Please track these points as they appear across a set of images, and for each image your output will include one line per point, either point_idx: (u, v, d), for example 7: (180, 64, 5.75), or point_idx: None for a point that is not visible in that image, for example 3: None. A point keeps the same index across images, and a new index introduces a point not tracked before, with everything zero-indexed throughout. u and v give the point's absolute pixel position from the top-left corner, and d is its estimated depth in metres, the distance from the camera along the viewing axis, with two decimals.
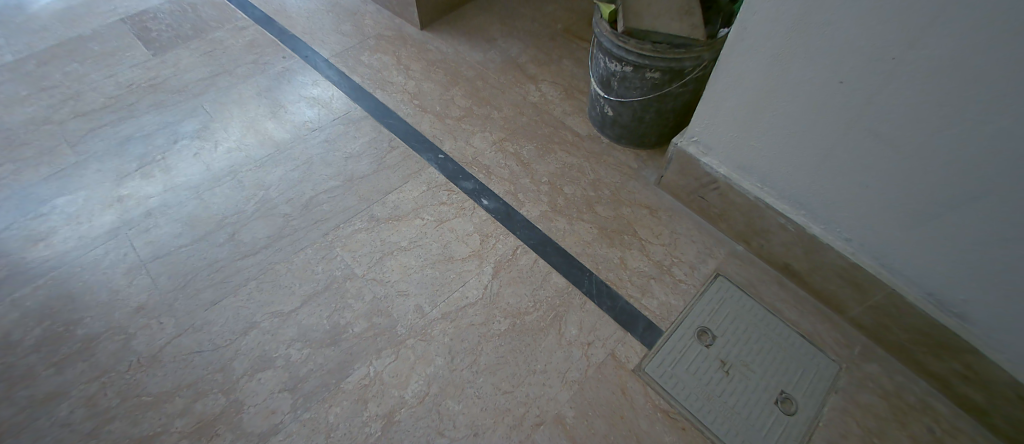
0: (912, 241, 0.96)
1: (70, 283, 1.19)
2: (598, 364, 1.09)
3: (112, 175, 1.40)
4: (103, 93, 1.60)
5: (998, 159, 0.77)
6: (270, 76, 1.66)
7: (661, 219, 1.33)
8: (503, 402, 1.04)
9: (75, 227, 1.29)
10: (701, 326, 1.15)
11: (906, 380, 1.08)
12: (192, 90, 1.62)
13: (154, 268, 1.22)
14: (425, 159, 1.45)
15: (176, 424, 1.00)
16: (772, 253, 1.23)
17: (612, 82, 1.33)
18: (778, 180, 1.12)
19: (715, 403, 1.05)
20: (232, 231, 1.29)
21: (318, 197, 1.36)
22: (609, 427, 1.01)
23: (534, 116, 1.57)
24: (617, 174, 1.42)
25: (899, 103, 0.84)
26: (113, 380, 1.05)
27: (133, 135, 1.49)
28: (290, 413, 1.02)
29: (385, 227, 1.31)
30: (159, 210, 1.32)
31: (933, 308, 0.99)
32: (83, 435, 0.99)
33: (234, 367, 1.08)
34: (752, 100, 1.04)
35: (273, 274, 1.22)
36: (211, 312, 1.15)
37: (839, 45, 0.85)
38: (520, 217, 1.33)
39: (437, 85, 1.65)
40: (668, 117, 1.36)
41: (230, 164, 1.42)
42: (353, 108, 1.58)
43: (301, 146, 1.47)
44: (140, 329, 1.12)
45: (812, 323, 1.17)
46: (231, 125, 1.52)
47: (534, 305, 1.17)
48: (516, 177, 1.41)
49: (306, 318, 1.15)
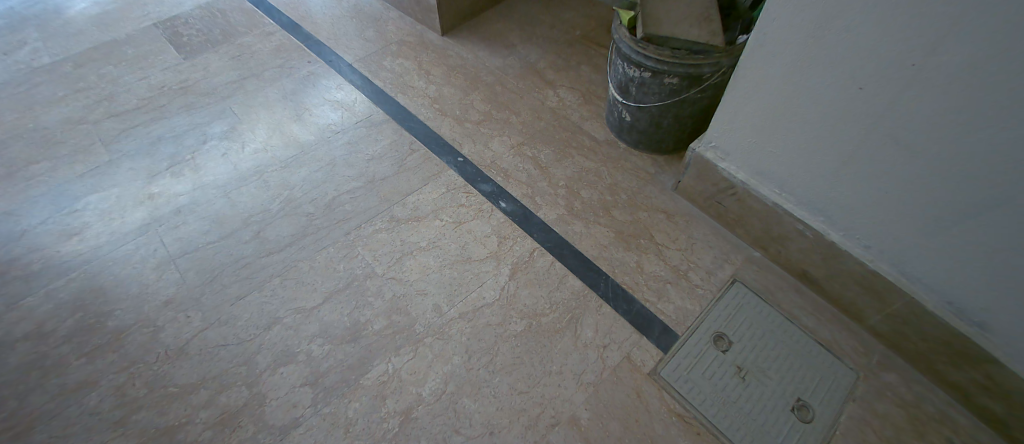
0: (932, 249, 0.95)
1: (102, 277, 1.24)
2: (613, 366, 1.10)
3: (143, 173, 1.45)
4: (137, 95, 1.66)
5: (1018, 167, 0.76)
6: (295, 80, 1.71)
7: (678, 224, 1.33)
8: (519, 402, 1.05)
9: (108, 223, 1.34)
10: (717, 331, 1.15)
11: (927, 391, 1.06)
12: (221, 93, 1.67)
13: (182, 264, 1.26)
14: (445, 161, 1.48)
15: (201, 415, 1.03)
16: (790, 260, 1.22)
17: (630, 88, 1.34)
18: (796, 186, 1.11)
19: (731, 408, 1.05)
20: (257, 229, 1.33)
21: (340, 198, 1.39)
22: (624, 430, 1.01)
23: (552, 121, 1.58)
24: (634, 178, 1.43)
25: (917, 110, 0.84)
26: (142, 371, 1.09)
27: (164, 135, 1.55)
28: (311, 407, 1.04)
29: (404, 228, 1.33)
30: (188, 208, 1.37)
31: (954, 318, 0.98)
32: (113, 423, 1.02)
33: (258, 361, 1.11)
34: (770, 106, 1.04)
35: (295, 272, 1.25)
36: (236, 306, 1.19)
37: (858, 52, 0.85)
38: (537, 220, 1.34)
39: (457, 90, 1.68)
40: (685, 123, 1.37)
41: (256, 164, 1.47)
42: (375, 112, 1.61)
43: (324, 148, 1.51)
44: (167, 323, 1.16)
45: (831, 331, 1.15)
46: (257, 127, 1.57)
47: (550, 306, 1.18)
48: (533, 180, 1.43)
49: (327, 315, 1.17)
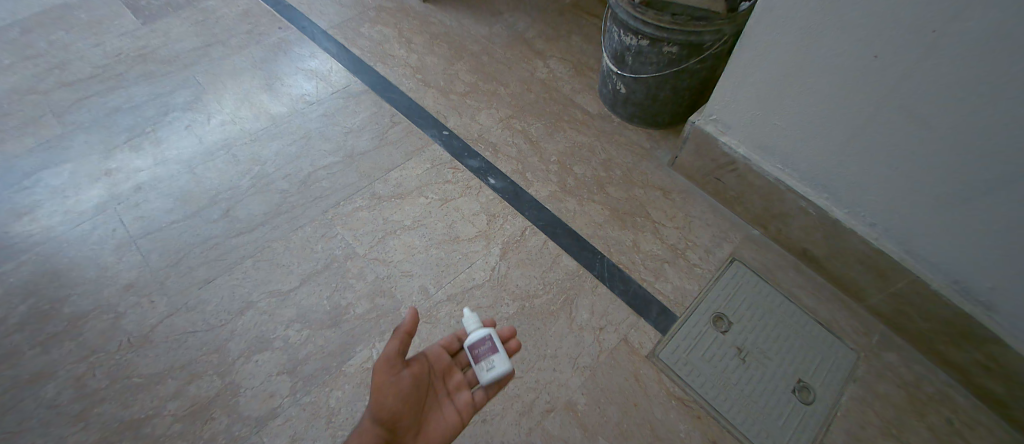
0: (941, 226, 0.92)
1: (55, 260, 1.13)
2: (611, 350, 1.05)
3: (99, 147, 1.33)
4: (91, 63, 1.51)
5: None
6: (265, 48, 1.59)
7: (674, 201, 1.28)
8: (512, 388, 1.00)
9: (61, 201, 1.22)
10: (716, 311, 1.11)
11: (926, 370, 1.04)
12: (183, 61, 1.54)
13: (144, 245, 1.16)
14: (429, 135, 1.39)
15: (168, 408, 0.96)
16: (790, 238, 1.18)
17: (626, 57, 1.27)
18: (800, 161, 1.07)
19: (731, 391, 1.02)
20: (226, 207, 1.23)
21: (317, 174, 1.30)
22: (622, 415, 0.98)
23: (543, 93, 1.50)
24: (629, 154, 1.37)
25: (935, 80, 0.79)
26: (102, 361, 1.00)
27: (122, 106, 1.42)
28: (289, 397, 0.98)
29: (387, 205, 1.25)
30: (150, 185, 1.26)
31: (958, 296, 0.96)
32: (71, 418, 0.94)
33: (230, 348, 1.03)
34: (776, 76, 0.98)
35: (270, 253, 1.16)
36: (205, 290, 1.10)
37: (876, 16, 0.79)
38: (528, 197, 1.28)
39: (441, 59, 1.58)
40: (683, 95, 1.30)
41: (224, 138, 1.36)
42: (353, 82, 1.51)
43: (299, 120, 1.41)
44: (129, 308, 1.07)
45: (830, 311, 1.13)
46: (224, 97, 1.45)
47: (543, 287, 1.13)
48: (524, 155, 1.36)
49: (305, 299, 1.10)
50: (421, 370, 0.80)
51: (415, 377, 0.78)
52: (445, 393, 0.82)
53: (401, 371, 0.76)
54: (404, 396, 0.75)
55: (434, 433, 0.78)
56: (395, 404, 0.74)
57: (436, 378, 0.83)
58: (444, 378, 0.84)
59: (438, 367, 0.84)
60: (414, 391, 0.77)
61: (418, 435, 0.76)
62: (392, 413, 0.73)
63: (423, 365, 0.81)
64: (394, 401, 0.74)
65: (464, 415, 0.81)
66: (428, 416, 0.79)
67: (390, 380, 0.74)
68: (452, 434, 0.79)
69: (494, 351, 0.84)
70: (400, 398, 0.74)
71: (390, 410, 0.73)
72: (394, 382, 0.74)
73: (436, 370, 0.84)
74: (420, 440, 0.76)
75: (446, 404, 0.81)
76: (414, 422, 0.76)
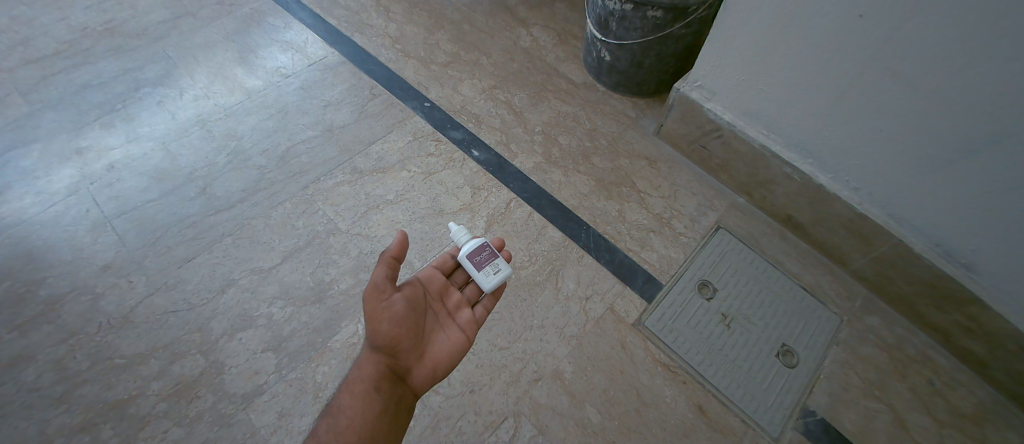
0: (922, 189, 0.92)
1: (29, 242, 1.10)
2: (597, 319, 1.06)
3: (69, 125, 1.28)
4: (55, 38, 1.44)
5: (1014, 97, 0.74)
6: (237, 20, 1.52)
7: (660, 171, 1.27)
8: (499, 358, 1.00)
9: (30, 182, 1.18)
10: (701, 278, 1.12)
11: (908, 333, 1.07)
12: (153, 34, 1.47)
13: (120, 225, 1.13)
14: (410, 107, 1.36)
15: (152, 388, 0.95)
16: (775, 205, 1.18)
17: (610, 23, 1.23)
18: (785, 127, 1.05)
19: (716, 356, 1.03)
20: (202, 185, 1.20)
21: (295, 149, 1.27)
22: (609, 382, 0.99)
23: (526, 62, 1.47)
24: (615, 124, 1.35)
25: (919, 40, 0.78)
26: (81, 343, 0.99)
27: (91, 82, 1.36)
28: (275, 374, 0.97)
29: (369, 180, 1.23)
30: (123, 163, 1.22)
31: (940, 259, 0.97)
32: (53, 400, 0.93)
33: (213, 327, 1.02)
34: (761, 39, 0.96)
35: (250, 231, 1.14)
36: (184, 269, 1.08)
37: None
38: (512, 169, 1.26)
39: (421, 29, 1.53)
40: (668, 63, 1.28)
41: (198, 114, 1.31)
42: (330, 53, 1.46)
43: (275, 94, 1.36)
44: (107, 289, 1.05)
45: (814, 276, 1.14)
46: (197, 71, 1.40)
47: (529, 259, 1.13)
48: (508, 126, 1.33)
49: (288, 275, 1.08)
50: (415, 293, 0.83)
51: (408, 300, 0.81)
52: (446, 313, 0.87)
53: (393, 296, 0.79)
54: (399, 319, 0.78)
55: (440, 352, 0.82)
56: (390, 329, 0.77)
57: (433, 300, 0.87)
58: (442, 300, 0.88)
59: (434, 289, 0.88)
60: (410, 314, 0.80)
61: (422, 356, 0.81)
62: (390, 338, 0.77)
63: (417, 288, 0.85)
64: (390, 326, 0.77)
65: (467, 331, 0.86)
66: (431, 337, 0.83)
67: (382, 305, 0.78)
68: (458, 350, 0.84)
69: (494, 256, 0.90)
70: (394, 322, 0.77)
71: (387, 336, 0.77)
72: (387, 307, 0.78)
73: (432, 292, 0.88)
74: (427, 356, 0.81)
75: (448, 322, 0.86)
76: (415, 344, 0.80)
